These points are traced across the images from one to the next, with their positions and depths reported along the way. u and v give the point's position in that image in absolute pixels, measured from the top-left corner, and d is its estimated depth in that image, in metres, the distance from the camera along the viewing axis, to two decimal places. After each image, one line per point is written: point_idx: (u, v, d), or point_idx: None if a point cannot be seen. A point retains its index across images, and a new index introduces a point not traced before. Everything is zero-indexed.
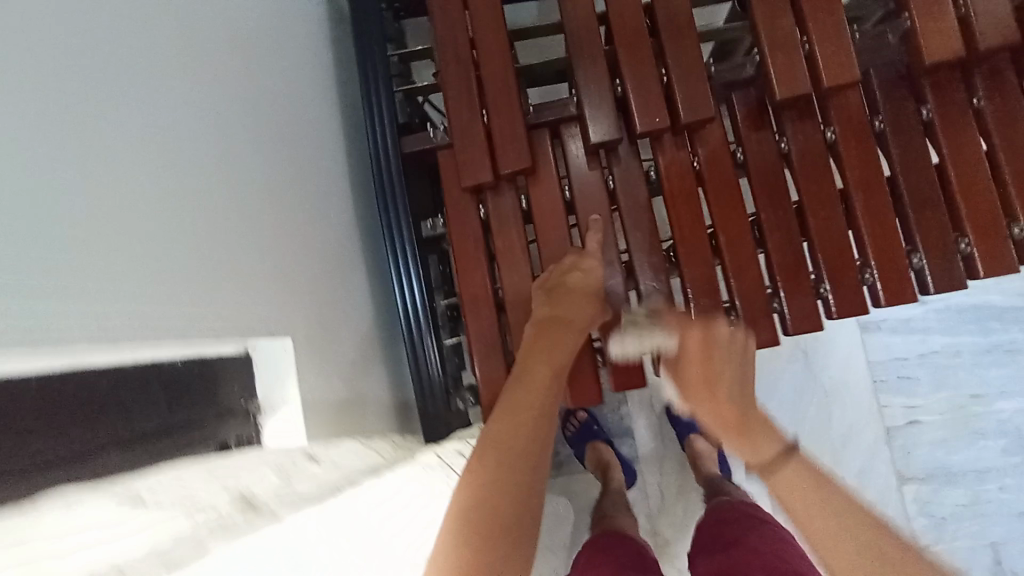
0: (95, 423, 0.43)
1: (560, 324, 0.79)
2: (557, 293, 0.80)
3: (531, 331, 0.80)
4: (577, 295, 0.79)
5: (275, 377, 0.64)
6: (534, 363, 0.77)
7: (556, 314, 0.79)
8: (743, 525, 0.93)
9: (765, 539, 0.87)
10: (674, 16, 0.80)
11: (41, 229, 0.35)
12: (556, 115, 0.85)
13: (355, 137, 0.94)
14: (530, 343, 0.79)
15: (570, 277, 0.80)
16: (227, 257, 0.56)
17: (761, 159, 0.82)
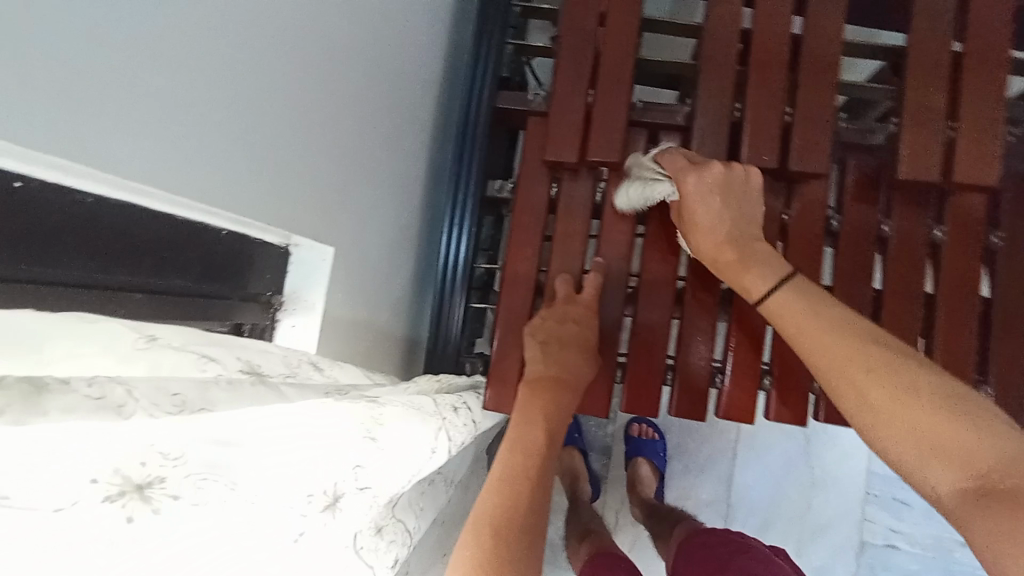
0: (112, 256, 0.42)
1: (558, 385, 0.75)
2: (552, 349, 0.76)
3: (524, 394, 0.75)
4: (569, 351, 0.76)
5: (306, 278, 0.62)
6: (524, 425, 0.72)
7: (551, 374, 0.75)
8: (727, 550, 0.86)
9: (754, 565, 0.80)
10: (819, 57, 0.74)
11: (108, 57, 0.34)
12: (661, 120, 0.82)
13: (451, 74, 0.91)
14: (524, 406, 0.74)
15: (563, 329, 0.77)
16: (291, 149, 0.54)
17: (857, 233, 0.76)
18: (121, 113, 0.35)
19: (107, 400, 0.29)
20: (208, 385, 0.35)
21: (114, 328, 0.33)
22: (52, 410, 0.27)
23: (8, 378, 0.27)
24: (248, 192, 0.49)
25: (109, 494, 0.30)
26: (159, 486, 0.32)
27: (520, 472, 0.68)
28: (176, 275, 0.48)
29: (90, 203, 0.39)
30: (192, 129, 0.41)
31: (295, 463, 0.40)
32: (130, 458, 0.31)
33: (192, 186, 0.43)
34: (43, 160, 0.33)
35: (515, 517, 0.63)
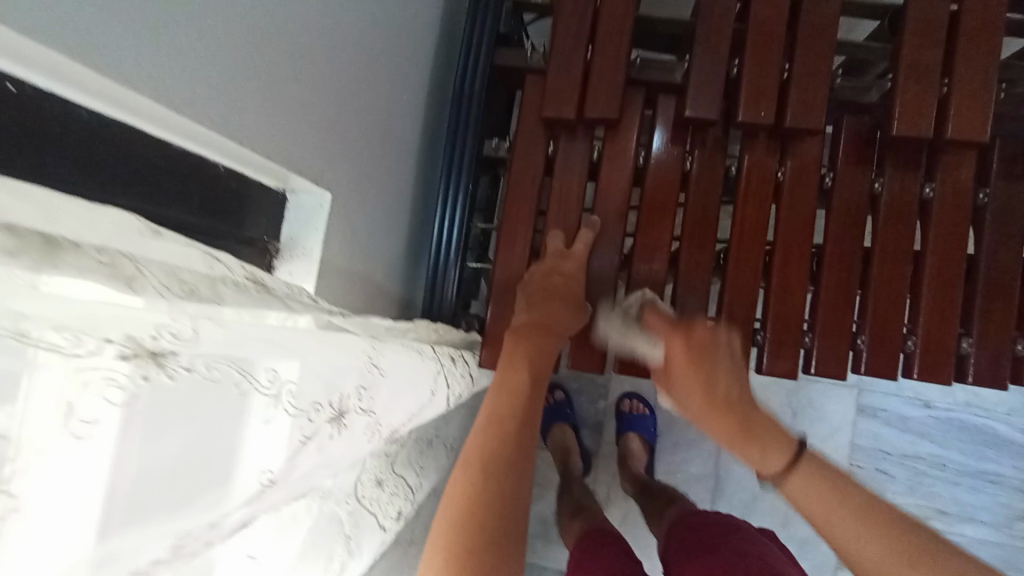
0: (112, 178, 0.42)
1: (542, 330, 0.75)
2: (536, 300, 0.77)
3: (509, 340, 0.75)
4: (557, 301, 0.76)
5: (303, 225, 0.61)
6: (511, 367, 0.73)
7: (535, 320, 0.75)
8: (718, 530, 0.87)
9: (744, 543, 0.81)
10: (817, 16, 0.74)
11: None
12: (659, 79, 0.82)
13: (448, 32, 0.89)
14: (510, 351, 0.74)
15: (550, 282, 0.77)
16: (291, 86, 0.53)
17: (849, 192, 0.77)
18: (127, 23, 0.35)
19: (118, 269, 0.30)
20: (216, 284, 0.36)
21: (119, 212, 0.33)
22: (64, 266, 0.27)
23: (20, 229, 0.26)
24: (250, 126, 0.48)
25: (125, 354, 0.29)
26: (174, 358, 0.31)
27: (507, 412, 0.68)
28: (175, 208, 0.48)
29: (86, 118, 0.39)
30: (195, 50, 0.41)
31: (301, 362, 0.39)
32: (144, 327, 0.30)
33: (201, 113, 0.43)
34: (41, 64, 0.32)
35: (502, 453, 0.65)
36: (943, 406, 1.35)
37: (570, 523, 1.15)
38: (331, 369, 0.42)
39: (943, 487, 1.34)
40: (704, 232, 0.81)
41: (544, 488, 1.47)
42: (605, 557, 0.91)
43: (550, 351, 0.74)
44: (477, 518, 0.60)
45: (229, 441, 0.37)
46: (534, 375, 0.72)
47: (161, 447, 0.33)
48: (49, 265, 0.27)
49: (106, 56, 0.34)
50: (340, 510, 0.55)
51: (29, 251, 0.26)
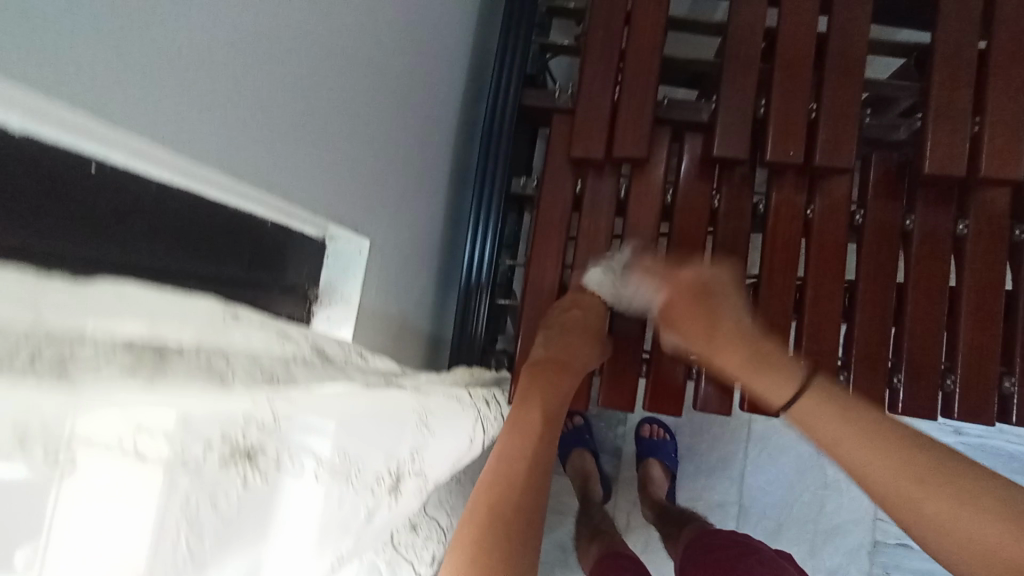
0: (173, 243, 0.43)
1: (557, 368, 0.74)
2: (553, 337, 0.78)
3: (526, 376, 0.74)
4: (575, 339, 0.77)
5: (342, 271, 0.63)
6: (526, 403, 0.70)
7: (553, 357, 0.76)
8: (731, 553, 0.86)
9: (757, 568, 0.80)
10: (844, 55, 0.75)
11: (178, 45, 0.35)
12: (685, 118, 0.83)
13: (475, 73, 0.92)
14: (524, 388, 0.72)
15: (569, 318, 0.79)
16: (335, 141, 0.54)
17: (880, 229, 0.77)
18: (191, 100, 0.37)
19: (214, 369, 0.33)
20: (287, 363, 0.38)
21: (207, 304, 0.35)
22: (173, 373, 0.30)
23: (138, 344, 0.29)
24: (296, 183, 0.50)
25: (224, 458, 0.33)
26: (263, 454, 0.35)
27: (519, 452, 0.63)
28: (227, 264, 0.49)
29: (154, 189, 0.40)
30: (249, 118, 0.42)
31: (360, 437, 0.42)
32: (235, 422, 0.33)
33: (253, 175, 0.44)
34: (119, 143, 0.34)
35: (516, 497, 0.59)
36: (976, 435, 1.32)
37: (590, 550, 1.14)
38: (387, 438, 0.44)
39: None
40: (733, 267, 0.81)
41: (563, 515, 1.45)
42: None
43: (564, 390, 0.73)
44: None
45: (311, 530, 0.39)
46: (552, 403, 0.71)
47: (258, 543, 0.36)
48: (160, 374, 0.30)
49: (170, 132, 0.36)
50: (379, 561, 0.55)
51: (146, 363, 0.29)
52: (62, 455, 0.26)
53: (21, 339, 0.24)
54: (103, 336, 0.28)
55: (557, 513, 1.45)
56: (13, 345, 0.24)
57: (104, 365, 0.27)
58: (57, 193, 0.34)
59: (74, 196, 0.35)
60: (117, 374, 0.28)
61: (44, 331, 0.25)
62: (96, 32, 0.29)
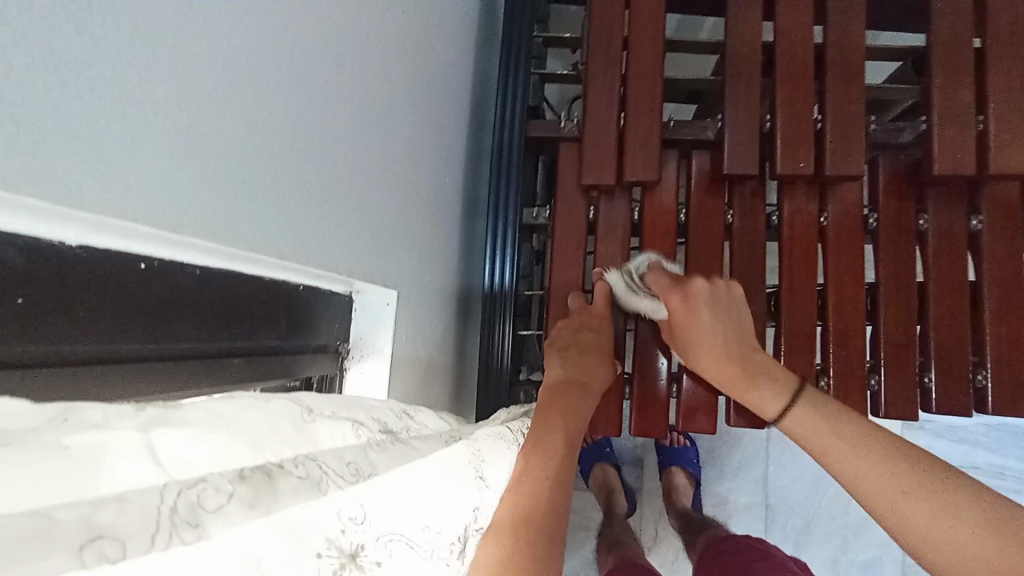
0: (217, 324, 0.42)
1: (576, 386, 0.70)
2: (571, 353, 0.74)
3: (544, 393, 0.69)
4: (588, 355, 0.74)
5: (373, 323, 0.62)
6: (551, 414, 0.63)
7: (571, 376, 0.71)
8: (749, 557, 0.85)
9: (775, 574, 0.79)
10: (843, 64, 0.76)
11: (212, 135, 0.35)
12: (692, 136, 0.83)
13: (476, 106, 0.92)
14: (543, 404, 0.65)
15: (581, 336, 0.77)
16: (359, 199, 0.54)
17: (896, 231, 0.78)
18: (226, 185, 0.37)
19: (311, 477, 0.33)
20: (365, 449, 0.38)
21: (283, 404, 0.38)
22: (280, 496, 0.31)
23: (246, 471, 0.31)
24: (327, 248, 0.50)
25: (335, 567, 0.30)
26: (364, 552, 0.32)
27: (543, 472, 0.52)
28: (265, 336, 0.48)
29: (197, 274, 0.39)
30: (279, 193, 0.42)
31: (432, 510, 0.38)
32: (333, 524, 0.31)
33: (287, 247, 0.44)
34: (164, 237, 0.33)
35: (545, 530, 0.47)
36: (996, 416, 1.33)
37: (608, 560, 1.14)
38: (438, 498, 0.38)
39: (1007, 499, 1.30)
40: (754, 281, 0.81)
41: (590, 532, 1.43)
42: None
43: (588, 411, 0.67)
44: None
45: None
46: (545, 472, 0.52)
47: None
48: (269, 497, 0.30)
49: (211, 220, 0.36)
50: None
51: (256, 491, 0.30)
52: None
53: (156, 500, 0.26)
54: (217, 472, 0.29)
55: (585, 531, 1.43)
56: (149, 508, 0.25)
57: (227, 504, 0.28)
58: (99, 292, 0.33)
59: (122, 293, 0.34)
60: (239, 511, 0.28)
61: (173, 488, 0.27)
62: (135, 136, 0.29)
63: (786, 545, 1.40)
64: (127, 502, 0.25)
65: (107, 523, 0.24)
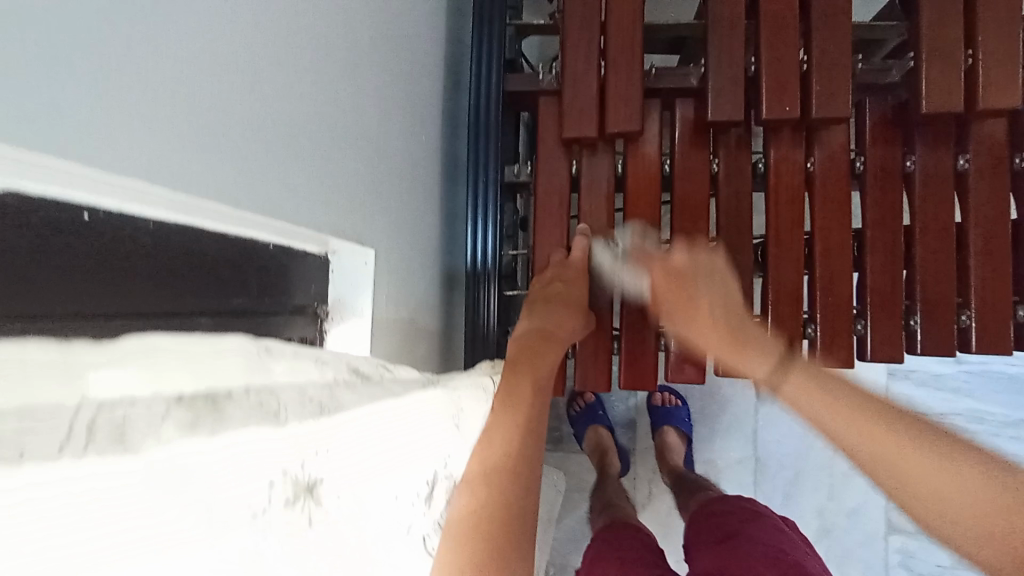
0: (179, 282, 0.40)
1: (547, 338, 0.70)
2: (538, 308, 0.73)
3: (513, 348, 0.69)
4: (561, 306, 0.73)
5: (351, 284, 0.61)
6: (518, 368, 0.64)
7: (539, 327, 0.71)
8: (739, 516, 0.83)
9: (765, 532, 0.77)
10: (829, 1, 0.74)
11: (155, 71, 0.32)
12: (675, 84, 0.80)
13: (451, 62, 0.88)
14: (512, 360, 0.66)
15: (551, 289, 0.75)
16: (328, 152, 0.52)
17: (882, 174, 0.77)
18: (176, 127, 0.34)
19: (267, 408, 0.32)
20: (333, 387, 0.38)
21: (237, 340, 0.35)
22: (228, 420, 0.29)
23: (187, 396, 0.28)
24: (295, 202, 0.47)
25: (288, 498, 0.31)
26: (321, 485, 0.33)
27: (512, 421, 0.56)
28: (234, 296, 0.46)
29: (152, 229, 0.37)
30: (239, 140, 0.40)
31: (397, 454, 0.40)
32: (293, 461, 0.32)
33: (250, 199, 0.42)
34: (110, 187, 0.31)
35: (515, 469, 0.52)
36: (977, 362, 1.35)
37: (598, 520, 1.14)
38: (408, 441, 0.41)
39: (986, 442, 1.34)
40: (740, 231, 0.80)
41: (584, 494, 1.45)
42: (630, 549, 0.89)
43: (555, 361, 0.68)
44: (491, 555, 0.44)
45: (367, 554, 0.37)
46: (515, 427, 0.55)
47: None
48: (215, 424, 0.28)
49: (161, 164, 0.33)
50: None
51: (202, 414, 0.28)
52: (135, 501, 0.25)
53: (71, 415, 0.23)
54: (150, 395, 0.27)
55: (580, 493, 1.45)
56: (65, 421, 0.23)
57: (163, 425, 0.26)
58: (42, 247, 0.30)
59: (65, 248, 0.32)
60: (174, 431, 0.26)
61: (92, 405, 0.24)
62: (65, 65, 0.27)
63: (775, 498, 1.42)
64: (33, 416, 0.22)
65: (12, 432, 0.21)
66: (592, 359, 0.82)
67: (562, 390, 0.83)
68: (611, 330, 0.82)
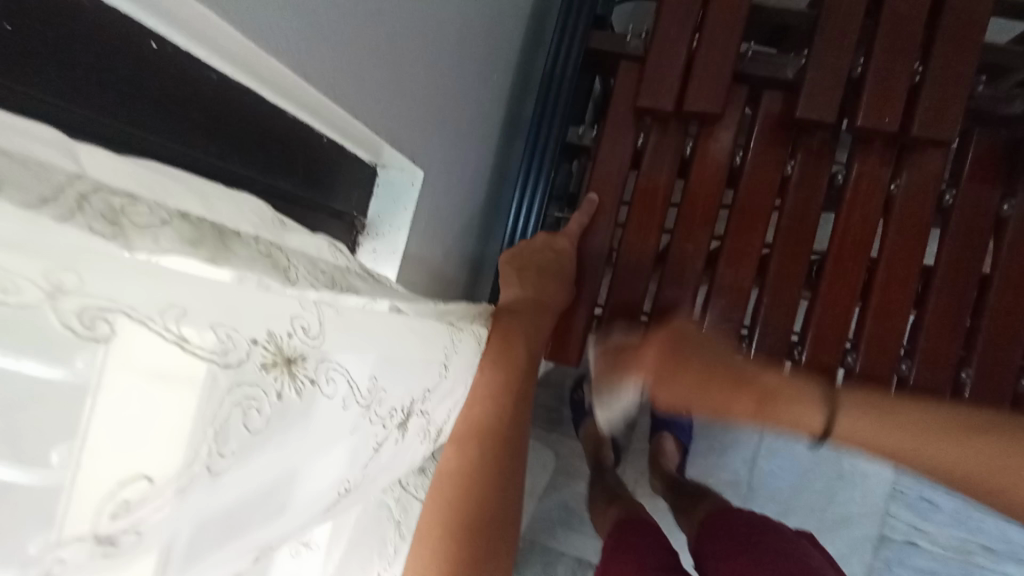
0: (229, 145, 0.41)
1: (539, 307, 0.69)
2: (529, 276, 0.71)
3: (503, 312, 0.66)
4: (546, 275, 0.71)
5: (392, 206, 0.60)
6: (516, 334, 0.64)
7: (529, 298, 0.68)
8: (750, 531, 0.78)
9: (780, 544, 0.72)
10: (964, 10, 0.67)
11: None
12: (768, 73, 0.75)
13: (537, 8, 0.84)
14: (503, 328, 0.63)
15: (543, 257, 0.72)
16: (403, 61, 0.50)
17: (970, 212, 0.70)
18: None
19: (274, 260, 0.33)
20: (343, 272, 0.40)
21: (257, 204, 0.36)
22: (233, 254, 0.30)
23: (193, 216, 0.29)
24: (362, 103, 0.46)
25: (265, 363, 0.30)
26: (303, 363, 0.33)
27: (506, 389, 0.60)
28: (281, 178, 0.47)
29: (215, 81, 0.38)
30: (321, 16, 0.38)
31: (386, 359, 0.40)
32: (281, 323, 0.31)
33: (323, 81, 0.40)
34: (183, 20, 0.32)
35: (507, 429, 0.59)
36: None
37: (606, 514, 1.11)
38: (393, 358, 0.41)
39: (983, 523, 1.30)
40: (799, 241, 0.75)
41: (569, 477, 1.43)
42: (639, 548, 0.86)
43: (543, 328, 0.68)
44: (480, 506, 0.55)
45: (313, 449, 0.36)
46: (491, 387, 0.59)
47: (241, 471, 0.31)
48: (225, 254, 0.30)
49: (251, 15, 0.32)
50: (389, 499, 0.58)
51: (206, 237, 0.29)
52: (98, 324, 0.23)
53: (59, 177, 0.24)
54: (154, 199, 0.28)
55: (563, 476, 1.43)
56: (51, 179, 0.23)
57: (161, 230, 0.27)
58: (117, 69, 0.33)
59: (140, 77, 0.34)
60: (172, 239, 0.27)
61: (88, 181, 0.25)
62: None
63: None
64: (24, 164, 0.23)
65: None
66: (614, 342, 0.78)
67: (577, 362, 0.79)
68: (639, 316, 0.79)
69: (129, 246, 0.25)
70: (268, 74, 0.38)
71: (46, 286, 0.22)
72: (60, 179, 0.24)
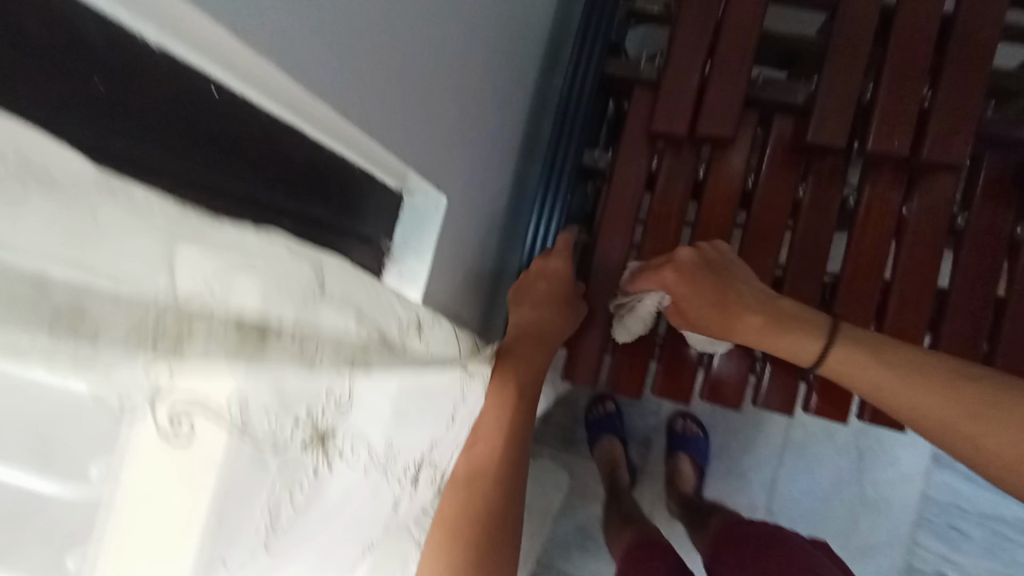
0: (271, 174, 0.45)
1: (535, 338, 0.71)
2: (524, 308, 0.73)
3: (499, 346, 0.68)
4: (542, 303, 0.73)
5: (417, 230, 0.63)
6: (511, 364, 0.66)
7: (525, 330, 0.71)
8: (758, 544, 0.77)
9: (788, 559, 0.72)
10: (971, 38, 0.69)
11: None
12: (778, 99, 0.77)
13: (553, 40, 0.88)
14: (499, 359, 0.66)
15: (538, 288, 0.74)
16: (429, 95, 0.54)
17: (985, 234, 0.71)
18: (314, 32, 0.36)
19: (304, 351, 0.38)
20: (366, 345, 0.43)
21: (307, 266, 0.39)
22: (271, 356, 0.36)
23: (245, 321, 0.34)
24: (393, 135, 0.49)
25: (304, 442, 0.40)
26: (333, 433, 0.42)
27: (509, 419, 0.62)
28: (316, 204, 0.51)
29: (264, 120, 0.42)
30: (357, 59, 0.42)
31: (402, 421, 0.49)
32: (317, 401, 0.39)
33: (358, 117, 0.44)
34: (240, 70, 0.35)
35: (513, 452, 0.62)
36: None
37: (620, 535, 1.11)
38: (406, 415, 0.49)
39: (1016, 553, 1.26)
40: (813, 263, 0.76)
41: (584, 498, 1.43)
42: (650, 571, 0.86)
43: (541, 359, 0.70)
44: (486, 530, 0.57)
45: (345, 503, 0.45)
46: (500, 425, 0.61)
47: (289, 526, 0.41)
48: (259, 353, 0.35)
49: (299, 62, 0.36)
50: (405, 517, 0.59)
51: (248, 344, 0.35)
52: (180, 423, 0.32)
53: (150, 297, 0.30)
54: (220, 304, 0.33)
55: (578, 497, 1.43)
56: (143, 306, 0.30)
57: (212, 341, 0.32)
58: (179, 110, 0.37)
59: (199, 119, 0.38)
60: (221, 352, 0.33)
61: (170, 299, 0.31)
62: None
63: None
64: (121, 280, 0.29)
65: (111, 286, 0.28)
66: (628, 361, 0.80)
67: (593, 381, 0.80)
68: (654, 335, 0.80)
69: (183, 361, 0.31)
70: (312, 114, 0.42)
71: (149, 391, 0.30)
72: (152, 315, 0.30)
